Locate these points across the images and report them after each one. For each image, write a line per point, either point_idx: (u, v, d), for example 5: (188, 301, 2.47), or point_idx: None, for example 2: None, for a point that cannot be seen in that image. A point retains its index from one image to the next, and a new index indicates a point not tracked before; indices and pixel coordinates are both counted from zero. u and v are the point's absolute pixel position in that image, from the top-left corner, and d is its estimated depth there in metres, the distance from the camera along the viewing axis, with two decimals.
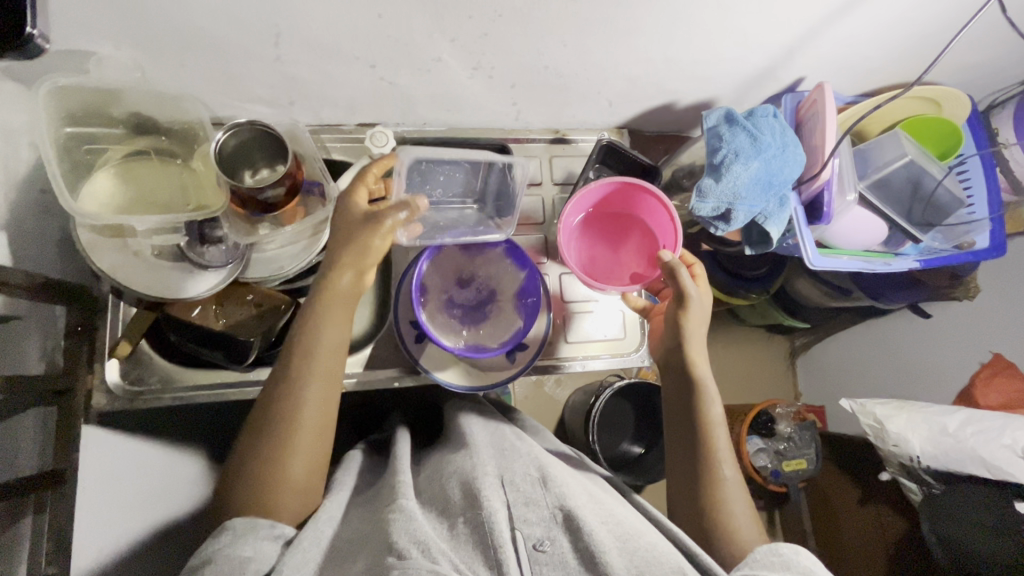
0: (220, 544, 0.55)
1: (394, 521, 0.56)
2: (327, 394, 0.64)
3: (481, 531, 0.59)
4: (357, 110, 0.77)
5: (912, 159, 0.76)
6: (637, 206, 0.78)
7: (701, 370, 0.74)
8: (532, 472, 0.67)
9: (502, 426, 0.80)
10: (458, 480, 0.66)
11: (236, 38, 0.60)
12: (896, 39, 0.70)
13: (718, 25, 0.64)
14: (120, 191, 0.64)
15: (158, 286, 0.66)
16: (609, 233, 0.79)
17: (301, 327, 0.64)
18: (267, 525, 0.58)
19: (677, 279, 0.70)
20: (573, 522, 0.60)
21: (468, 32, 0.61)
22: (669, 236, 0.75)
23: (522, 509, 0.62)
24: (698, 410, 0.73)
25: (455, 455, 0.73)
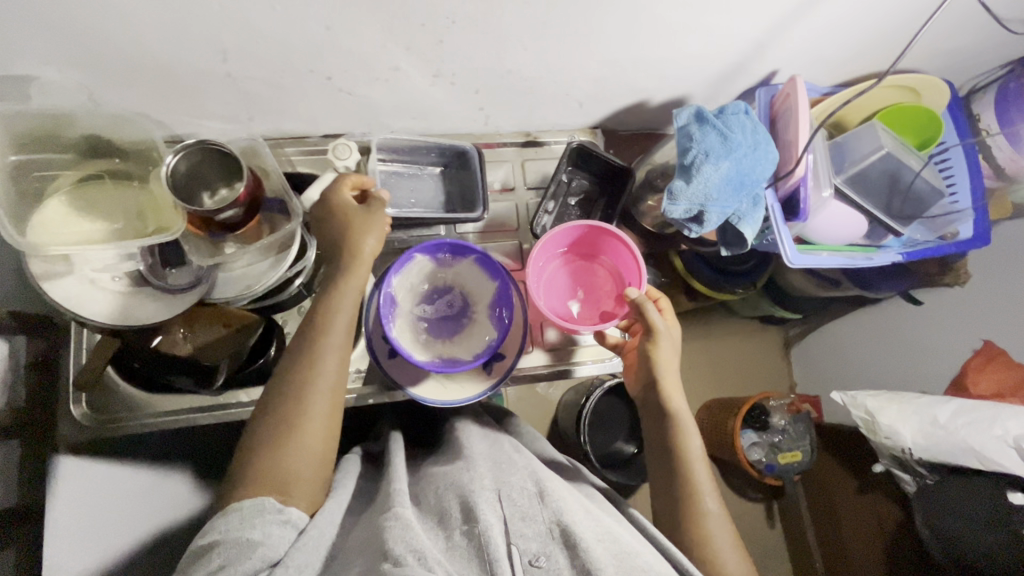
0: (228, 526, 0.54)
1: (390, 529, 0.55)
2: (340, 366, 0.66)
3: (477, 542, 0.57)
4: (319, 122, 0.75)
5: (889, 151, 0.74)
6: (602, 247, 0.79)
7: (676, 404, 0.75)
8: (529, 488, 0.65)
9: (503, 438, 0.79)
10: (454, 493, 0.64)
11: (183, 56, 0.58)
12: (867, 28, 0.68)
13: (682, 21, 0.62)
14: (72, 217, 0.62)
15: (121, 314, 0.64)
16: (577, 274, 0.81)
17: (303, 344, 0.65)
18: (275, 508, 0.56)
19: (645, 315, 0.73)
20: (570, 538, 0.58)
21: (423, 40, 0.60)
22: (634, 274, 0.76)
23: (518, 523, 0.60)
24: (677, 444, 0.73)
25: (452, 467, 0.71)
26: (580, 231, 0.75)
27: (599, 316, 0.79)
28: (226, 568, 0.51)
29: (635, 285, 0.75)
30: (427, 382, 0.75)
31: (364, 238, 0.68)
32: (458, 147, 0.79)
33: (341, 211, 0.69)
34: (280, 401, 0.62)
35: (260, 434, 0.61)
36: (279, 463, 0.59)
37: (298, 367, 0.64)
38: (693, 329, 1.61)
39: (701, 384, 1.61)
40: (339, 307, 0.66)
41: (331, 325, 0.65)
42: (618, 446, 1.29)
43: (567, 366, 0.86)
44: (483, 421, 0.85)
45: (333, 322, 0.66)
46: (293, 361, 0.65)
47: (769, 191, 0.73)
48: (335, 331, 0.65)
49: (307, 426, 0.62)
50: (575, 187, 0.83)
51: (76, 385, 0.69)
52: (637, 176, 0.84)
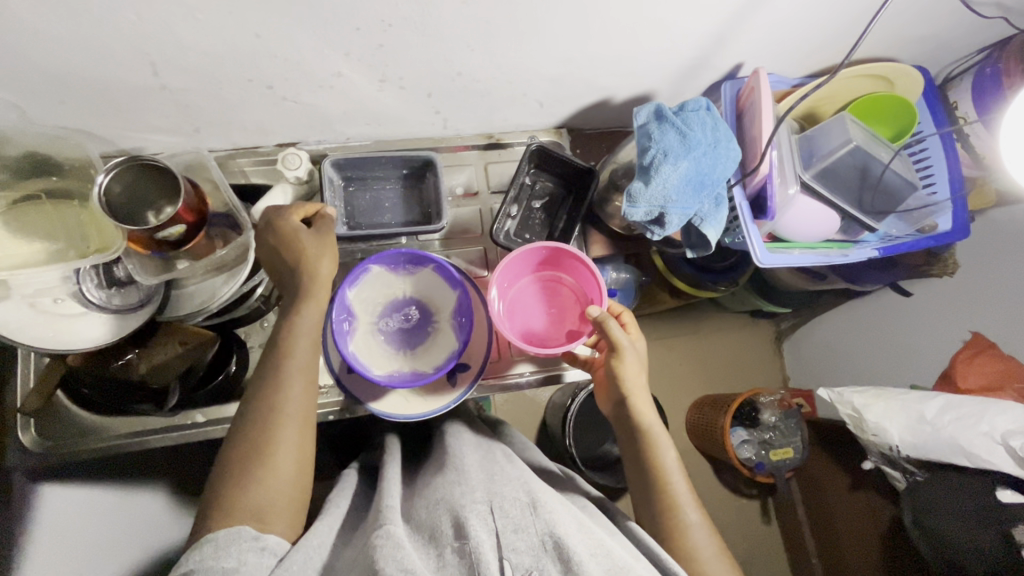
0: (201, 557, 0.49)
1: (380, 548, 0.51)
2: (308, 391, 0.61)
3: (468, 560, 0.53)
4: (270, 132, 0.73)
5: (858, 145, 0.70)
6: (562, 267, 0.77)
7: (647, 419, 0.73)
8: (522, 497, 0.60)
9: (496, 448, 0.75)
10: (447, 508, 0.60)
11: (112, 72, 0.56)
12: (832, 17, 0.65)
13: (633, 17, 0.59)
14: (7, 240, 0.60)
15: (58, 338, 0.62)
16: (541, 296, 0.79)
17: (271, 360, 0.61)
18: (251, 536, 0.52)
19: (607, 332, 0.70)
20: (563, 553, 0.53)
21: (361, 45, 0.57)
22: (595, 290, 0.73)
23: (511, 536, 0.56)
24: (650, 460, 0.71)
25: (443, 478, 0.67)
26: (540, 252, 0.73)
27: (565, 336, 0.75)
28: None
29: (596, 301, 0.73)
30: (388, 397, 0.74)
31: (318, 261, 0.63)
32: (421, 156, 0.74)
33: (290, 236, 0.64)
34: (247, 430, 0.58)
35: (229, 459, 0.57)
36: (249, 493, 0.55)
37: (267, 384, 0.59)
38: (680, 326, 1.58)
39: (691, 381, 1.58)
40: (305, 322, 0.61)
41: (292, 351, 0.60)
42: (606, 448, 1.25)
43: (558, 370, 0.86)
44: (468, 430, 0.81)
45: (300, 336, 0.61)
46: (262, 379, 0.60)
47: (737, 188, 0.71)
48: (296, 357, 0.60)
49: (277, 454, 0.57)
50: (539, 190, 0.81)
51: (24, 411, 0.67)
52: (602, 177, 0.81)
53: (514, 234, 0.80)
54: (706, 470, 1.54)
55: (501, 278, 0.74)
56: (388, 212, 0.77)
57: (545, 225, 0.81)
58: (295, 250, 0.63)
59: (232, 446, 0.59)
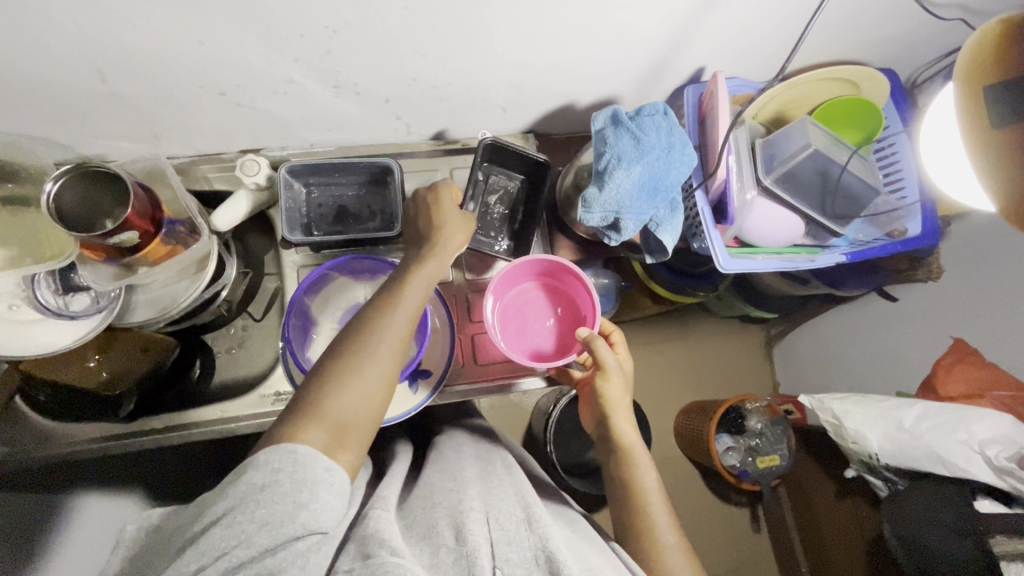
0: (276, 468, 0.45)
1: (370, 538, 0.51)
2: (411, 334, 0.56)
3: (464, 563, 0.53)
4: (231, 138, 0.73)
5: (817, 148, 0.70)
6: (560, 280, 0.79)
7: (629, 439, 0.71)
8: (517, 512, 0.59)
9: (496, 457, 0.75)
10: (445, 512, 0.59)
11: (59, 78, 0.56)
12: (789, 19, 0.64)
13: (584, 21, 0.59)
14: None
15: (15, 345, 0.62)
16: (535, 306, 0.80)
17: (382, 290, 0.58)
18: (324, 462, 0.47)
19: (594, 351, 0.69)
20: (554, 566, 0.53)
21: (308, 50, 0.57)
22: (590, 311, 0.75)
23: (504, 547, 0.55)
24: (630, 478, 0.69)
25: (440, 480, 0.67)
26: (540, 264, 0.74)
27: (555, 350, 0.77)
28: (244, 544, 0.42)
29: (590, 323, 0.74)
30: None
31: (454, 231, 0.62)
32: (380, 164, 0.74)
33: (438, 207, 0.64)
34: (344, 347, 0.53)
35: (319, 372, 0.52)
36: (331, 411, 0.49)
37: (373, 308, 0.55)
38: (666, 331, 1.57)
39: (679, 387, 1.57)
40: (425, 265, 0.59)
41: (404, 289, 0.57)
42: (589, 455, 1.24)
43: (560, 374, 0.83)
44: (444, 440, 0.80)
45: (418, 275, 0.58)
46: (369, 303, 0.56)
47: (699, 193, 0.70)
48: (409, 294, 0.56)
49: (366, 382, 0.52)
50: (495, 185, 0.80)
51: None
52: (566, 180, 0.80)
53: (477, 233, 0.79)
54: (694, 478, 1.52)
55: (497, 288, 0.75)
56: (352, 216, 0.77)
57: (504, 222, 0.80)
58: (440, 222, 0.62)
59: (321, 360, 0.53)
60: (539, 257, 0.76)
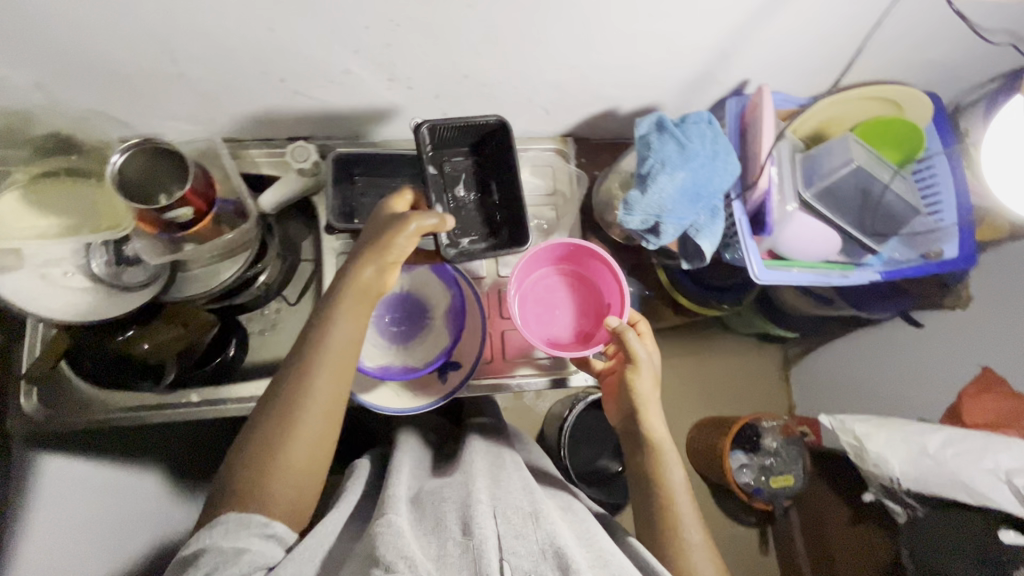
0: (212, 537, 0.50)
1: (380, 536, 0.52)
2: (332, 383, 0.57)
3: (471, 560, 0.52)
4: (283, 125, 0.75)
5: (861, 165, 0.69)
6: (582, 265, 0.80)
7: (658, 434, 0.70)
8: (525, 506, 0.59)
9: (504, 452, 0.75)
10: (455, 506, 0.59)
11: (133, 57, 0.59)
12: (840, 36, 0.65)
13: (638, 28, 0.60)
14: (27, 214, 0.63)
15: (68, 310, 0.64)
16: (557, 291, 0.81)
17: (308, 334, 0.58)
18: (260, 522, 0.52)
19: (625, 343, 0.69)
20: (563, 560, 0.53)
21: (370, 43, 0.59)
22: (617, 299, 0.76)
23: (511, 540, 0.55)
24: (656, 475, 0.68)
25: (450, 480, 0.66)
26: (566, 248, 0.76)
27: (577, 338, 0.78)
28: None
29: (618, 311, 0.75)
30: (378, 389, 0.73)
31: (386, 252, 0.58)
32: None
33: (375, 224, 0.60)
34: (267, 414, 0.55)
35: (251, 434, 0.56)
36: (266, 477, 0.54)
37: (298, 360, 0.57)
38: (684, 344, 1.57)
39: (692, 402, 1.56)
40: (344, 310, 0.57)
41: (321, 342, 0.57)
42: (602, 463, 1.24)
43: (562, 375, 0.82)
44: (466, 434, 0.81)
45: (338, 318, 0.57)
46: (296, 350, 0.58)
47: (737, 203, 0.71)
48: (330, 340, 0.57)
49: (292, 438, 0.55)
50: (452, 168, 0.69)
51: (28, 378, 0.69)
52: (604, 184, 0.81)
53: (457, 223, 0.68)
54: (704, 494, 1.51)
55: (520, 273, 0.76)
56: None
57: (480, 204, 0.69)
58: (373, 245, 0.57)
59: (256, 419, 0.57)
60: (565, 241, 0.77)
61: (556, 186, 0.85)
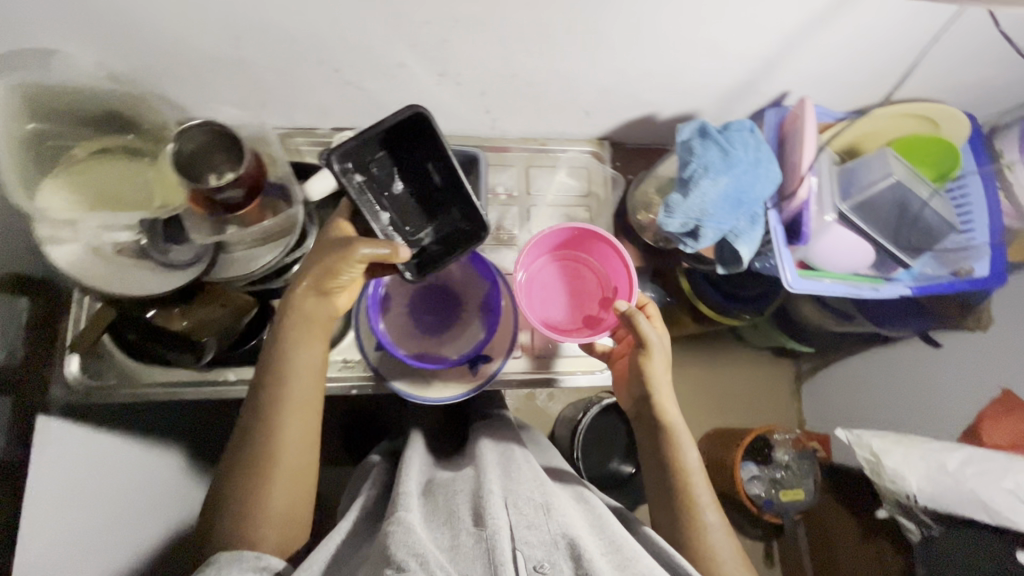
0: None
1: (392, 533, 0.53)
2: (302, 406, 0.60)
3: (484, 548, 0.53)
4: (329, 115, 0.77)
5: (901, 179, 0.70)
6: (586, 250, 0.78)
7: (671, 414, 0.71)
8: (536, 498, 0.60)
9: (511, 445, 0.74)
10: (468, 496, 0.61)
11: (198, 41, 0.60)
12: (886, 52, 0.66)
13: (688, 34, 0.62)
14: (84, 188, 0.65)
15: (118, 284, 0.65)
16: (562, 276, 0.79)
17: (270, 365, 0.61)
18: (252, 555, 0.52)
19: (636, 327, 0.69)
20: (576, 550, 0.53)
21: (427, 37, 0.61)
22: (624, 282, 0.74)
23: (523, 531, 0.55)
24: (672, 456, 0.69)
25: (461, 474, 0.68)
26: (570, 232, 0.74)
27: (584, 322, 0.76)
28: None
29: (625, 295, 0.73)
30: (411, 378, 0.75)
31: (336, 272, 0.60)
32: (466, 152, 0.78)
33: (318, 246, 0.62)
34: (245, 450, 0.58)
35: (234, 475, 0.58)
36: (258, 520, 0.56)
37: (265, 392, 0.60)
38: (698, 354, 1.57)
39: (703, 412, 1.56)
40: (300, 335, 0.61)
41: (288, 369, 0.60)
42: (614, 466, 1.23)
43: (549, 374, 0.83)
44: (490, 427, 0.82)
45: (299, 342, 0.61)
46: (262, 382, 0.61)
47: (773, 212, 0.72)
48: (295, 367, 0.60)
49: (273, 467, 0.58)
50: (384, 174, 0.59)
51: (71, 349, 0.70)
52: (640, 188, 0.83)
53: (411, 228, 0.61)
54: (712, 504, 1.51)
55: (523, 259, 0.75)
56: None
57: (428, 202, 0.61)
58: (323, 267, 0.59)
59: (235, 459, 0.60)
60: (568, 225, 0.76)
61: (591, 187, 0.87)
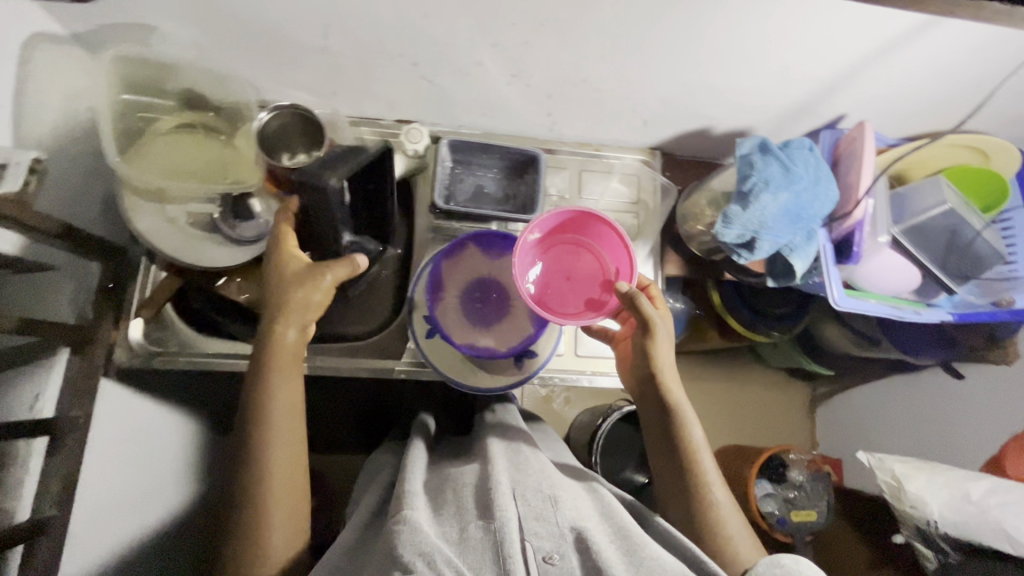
0: None
1: (397, 533, 0.49)
2: (290, 436, 0.61)
3: (493, 540, 0.50)
4: (396, 107, 0.79)
5: (953, 207, 0.72)
6: (582, 233, 0.76)
7: (677, 393, 0.72)
8: (543, 489, 0.56)
9: (518, 442, 0.68)
10: (473, 486, 0.57)
11: (289, 28, 0.63)
12: (948, 85, 0.68)
13: (759, 53, 0.64)
14: (164, 158, 0.67)
15: (191, 254, 0.69)
16: (558, 259, 0.76)
17: (252, 404, 0.62)
18: None
19: (640, 307, 0.69)
20: (584, 542, 0.51)
21: (510, 38, 0.63)
22: (627, 264, 0.72)
23: (532, 522, 0.52)
24: (680, 434, 0.70)
25: (464, 468, 0.64)
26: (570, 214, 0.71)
27: (586, 305, 0.72)
28: None
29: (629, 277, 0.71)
30: (460, 366, 0.78)
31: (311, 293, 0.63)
32: (528, 152, 0.80)
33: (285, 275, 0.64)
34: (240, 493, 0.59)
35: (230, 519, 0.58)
36: (259, 557, 0.55)
37: (256, 432, 0.61)
38: (717, 369, 1.59)
39: (719, 428, 1.56)
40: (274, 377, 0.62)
41: (273, 404, 0.61)
42: (627, 476, 1.15)
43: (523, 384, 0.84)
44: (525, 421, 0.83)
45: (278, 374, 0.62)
46: (249, 417, 0.62)
47: (824, 230, 0.73)
48: (278, 404, 0.61)
49: (269, 502, 0.58)
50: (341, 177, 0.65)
51: (137, 314, 0.73)
52: (691, 199, 0.85)
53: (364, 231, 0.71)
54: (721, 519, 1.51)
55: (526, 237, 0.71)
56: (488, 196, 0.82)
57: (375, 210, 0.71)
58: (300, 298, 0.63)
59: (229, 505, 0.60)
60: (569, 208, 0.72)
61: (641, 196, 0.88)
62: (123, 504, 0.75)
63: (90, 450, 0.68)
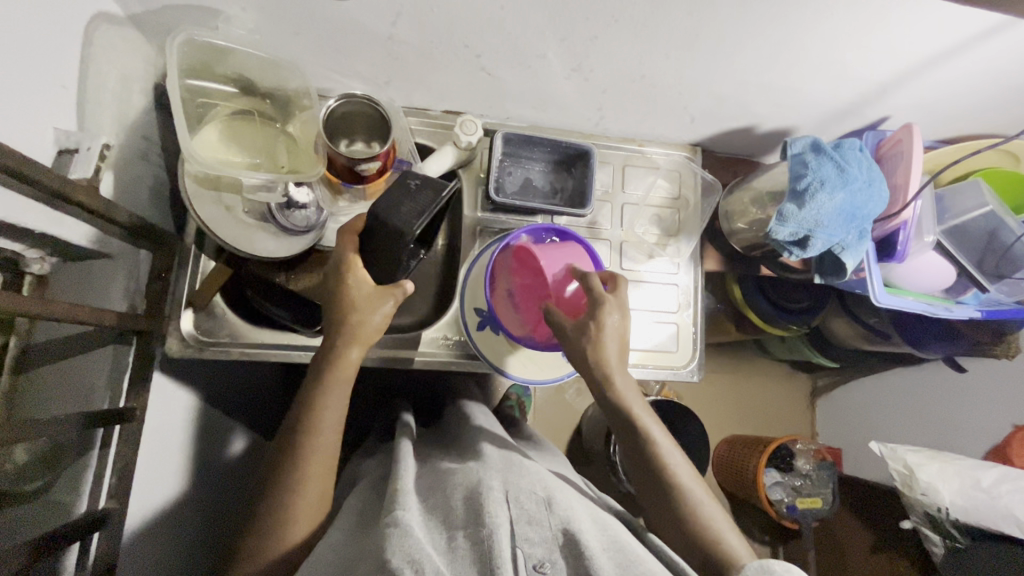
0: None
1: (389, 537, 0.47)
2: (334, 448, 0.62)
3: (479, 551, 0.48)
4: (448, 97, 0.79)
5: (993, 210, 0.75)
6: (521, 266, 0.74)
7: (634, 399, 0.66)
8: (538, 492, 0.55)
9: (514, 454, 0.67)
10: (464, 489, 0.55)
11: (358, 17, 0.62)
12: (993, 90, 0.71)
13: (820, 54, 0.65)
14: (224, 145, 0.66)
15: (243, 245, 0.68)
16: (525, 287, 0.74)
17: (296, 419, 0.61)
18: None
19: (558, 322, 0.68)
20: (576, 547, 0.50)
21: (579, 33, 0.63)
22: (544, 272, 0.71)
23: (524, 526, 0.51)
24: (644, 441, 0.65)
25: (460, 468, 0.61)
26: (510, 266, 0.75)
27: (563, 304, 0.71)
28: None
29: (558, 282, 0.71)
30: (513, 361, 0.79)
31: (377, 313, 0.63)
32: (579, 147, 0.81)
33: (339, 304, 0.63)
34: (271, 504, 0.58)
35: (255, 524, 0.58)
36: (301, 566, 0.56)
37: (302, 438, 0.60)
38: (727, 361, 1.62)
39: (727, 418, 1.59)
40: (322, 402, 0.61)
41: (314, 416, 0.61)
42: None
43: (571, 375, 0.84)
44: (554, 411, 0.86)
45: (315, 393, 0.61)
46: (293, 415, 0.62)
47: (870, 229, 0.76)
48: (328, 423, 0.61)
49: (305, 512, 0.58)
50: (418, 202, 0.61)
51: (189, 306, 0.72)
52: (736, 196, 0.87)
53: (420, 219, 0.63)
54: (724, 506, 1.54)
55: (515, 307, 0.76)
56: (535, 189, 0.84)
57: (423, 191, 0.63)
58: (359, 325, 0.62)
59: (260, 511, 0.59)
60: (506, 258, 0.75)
61: (681, 191, 0.89)
62: (169, 499, 0.73)
63: (144, 442, 0.67)
